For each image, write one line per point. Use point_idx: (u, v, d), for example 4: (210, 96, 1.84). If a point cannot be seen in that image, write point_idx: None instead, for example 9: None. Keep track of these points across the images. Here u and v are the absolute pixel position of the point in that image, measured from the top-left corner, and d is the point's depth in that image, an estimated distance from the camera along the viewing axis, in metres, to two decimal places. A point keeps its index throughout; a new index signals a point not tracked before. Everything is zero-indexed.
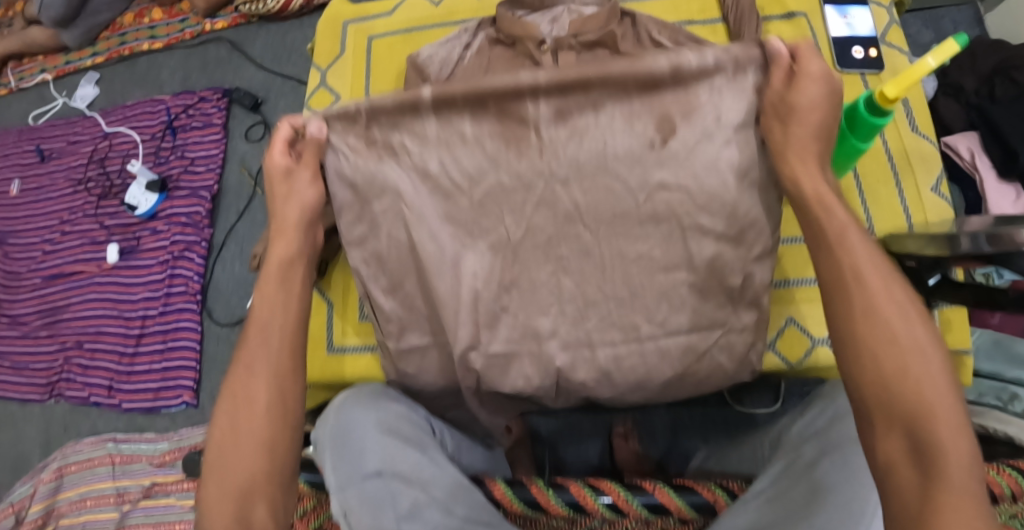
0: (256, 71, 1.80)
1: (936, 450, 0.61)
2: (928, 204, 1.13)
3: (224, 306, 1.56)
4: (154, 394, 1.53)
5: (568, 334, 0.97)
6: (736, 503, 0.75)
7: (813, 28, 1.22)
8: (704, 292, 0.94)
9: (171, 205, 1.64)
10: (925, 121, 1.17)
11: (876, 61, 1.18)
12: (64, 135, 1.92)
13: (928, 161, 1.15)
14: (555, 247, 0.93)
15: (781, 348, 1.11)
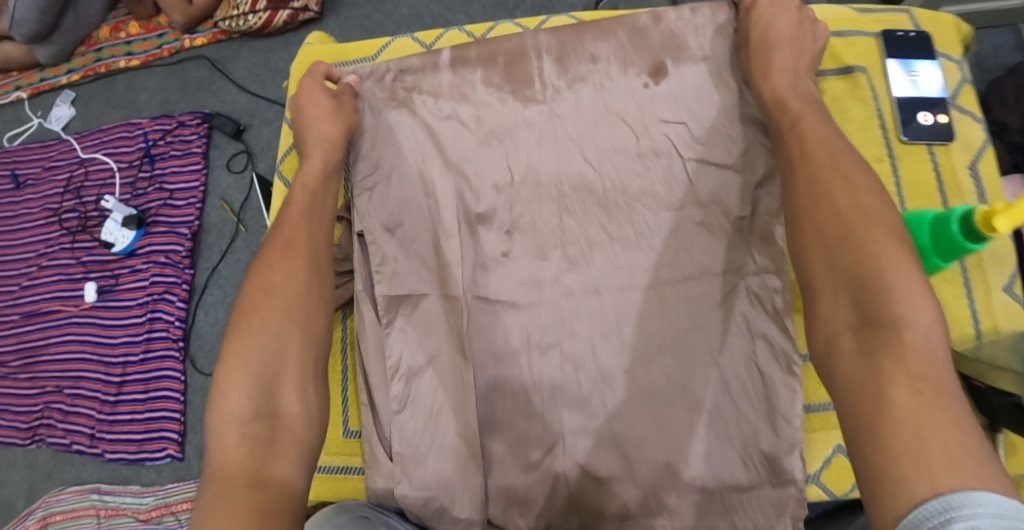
0: (238, 93, 1.70)
1: (890, 319, 0.65)
2: (999, 307, 0.95)
3: (207, 354, 1.48)
4: (137, 446, 1.46)
5: (571, 281, 0.92)
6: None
7: (872, 87, 1.06)
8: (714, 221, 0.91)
9: (149, 242, 1.55)
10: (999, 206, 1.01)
11: (947, 131, 1.04)
12: (39, 160, 1.83)
13: (1002, 259, 0.96)
14: (555, 183, 0.95)
15: (825, 481, 0.95)
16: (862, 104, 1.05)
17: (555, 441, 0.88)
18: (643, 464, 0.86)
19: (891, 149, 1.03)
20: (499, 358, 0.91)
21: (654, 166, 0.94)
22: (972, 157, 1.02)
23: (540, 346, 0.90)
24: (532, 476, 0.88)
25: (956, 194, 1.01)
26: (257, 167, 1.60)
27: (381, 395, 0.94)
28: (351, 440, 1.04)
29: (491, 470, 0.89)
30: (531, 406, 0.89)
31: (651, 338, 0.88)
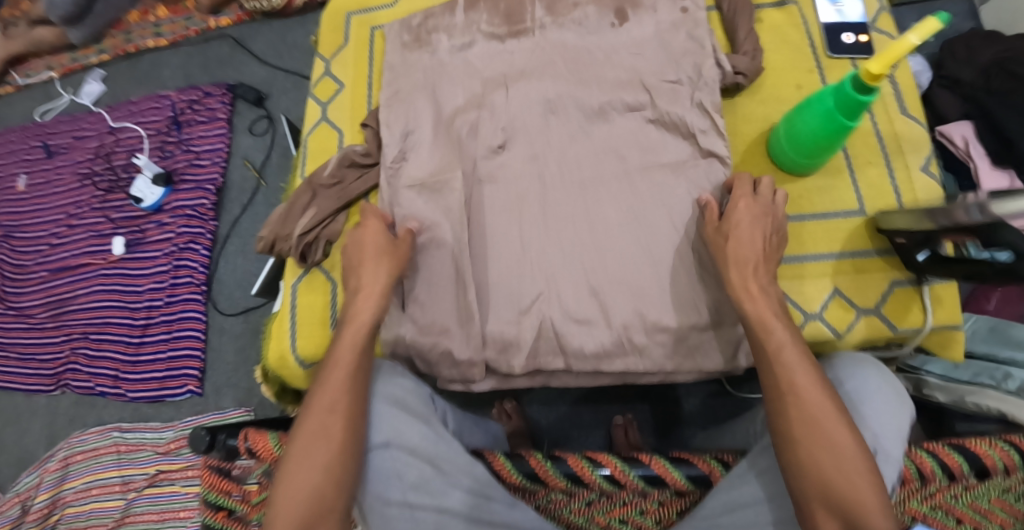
0: (259, 66, 1.83)
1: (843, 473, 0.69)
2: (919, 184, 1.00)
3: (228, 298, 1.59)
4: (159, 383, 1.56)
5: (545, 154, 0.92)
6: (734, 470, 0.75)
7: (805, 16, 1.10)
8: (708, 105, 0.92)
9: (176, 198, 1.67)
10: (912, 103, 1.05)
11: (866, 46, 1.07)
12: (70, 131, 1.94)
13: (918, 143, 1.02)
14: (540, 68, 0.96)
15: (826, 319, 0.96)
16: (797, 32, 1.09)
17: (543, 287, 0.87)
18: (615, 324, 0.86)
19: (819, 64, 1.06)
20: (485, 218, 0.90)
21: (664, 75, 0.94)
22: (890, 67, 1.08)
23: (519, 210, 0.90)
24: (519, 318, 0.87)
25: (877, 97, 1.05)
26: (277, 129, 1.73)
27: None
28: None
29: (487, 317, 0.87)
30: (523, 258, 0.88)
31: (622, 211, 0.89)
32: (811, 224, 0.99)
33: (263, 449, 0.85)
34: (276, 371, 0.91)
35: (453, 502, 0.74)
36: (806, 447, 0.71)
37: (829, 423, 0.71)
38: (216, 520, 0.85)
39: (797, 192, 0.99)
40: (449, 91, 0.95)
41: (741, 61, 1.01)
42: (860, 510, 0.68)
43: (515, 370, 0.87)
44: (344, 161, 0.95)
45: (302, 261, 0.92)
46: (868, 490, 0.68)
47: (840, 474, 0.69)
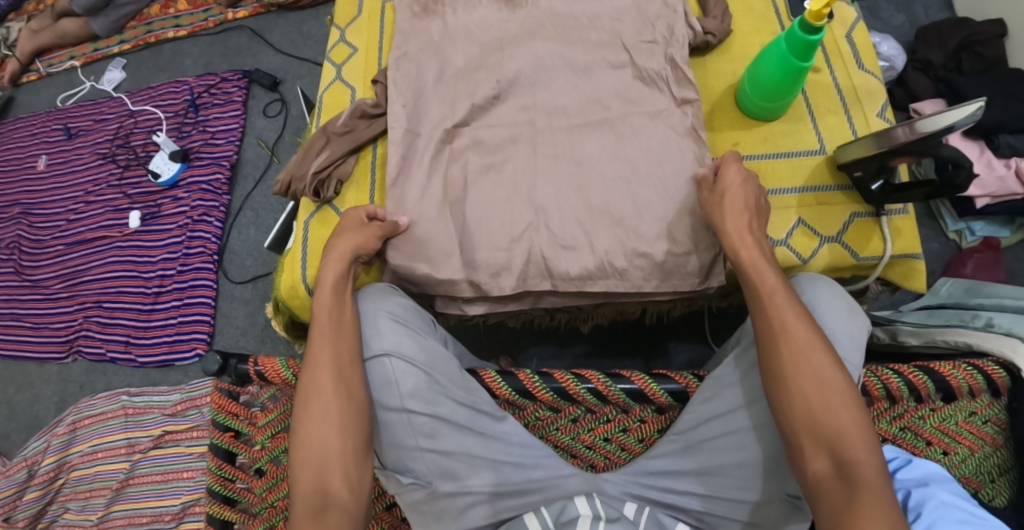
0: (275, 55, 1.92)
1: (838, 427, 0.73)
2: (875, 128, 1.07)
3: (238, 266, 1.67)
4: (169, 347, 1.62)
5: (534, 104, 0.98)
6: (706, 381, 0.84)
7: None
8: (679, 59, 0.99)
9: (191, 174, 1.77)
10: (869, 59, 1.13)
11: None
12: (90, 114, 2.02)
13: (874, 94, 1.10)
14: (531, 25, 1.01)
15: (792, 246, 1.01)
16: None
17: (533, 218, 0.92)
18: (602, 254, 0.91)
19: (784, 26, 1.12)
20: (484, 158, 0.96)
21: (645, 36, 1.01)
22: (848, 30, 1.15)
23: (512, 148, 0.96)
24: (511, 245, 0.92)
25: (836, 54, 1.12)
26: (290, 111, 1.82)
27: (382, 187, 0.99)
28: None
29: (475, 245, 0.91)
30: (515, 192, 0.93)
31: (606, 149, 0.95)
32: (774, 162, 1.05)
33: (273, 371, 0.89)
34: (286, 302, 0.98)
35: (446, 411, 0.82)
36: (796, 381, 0.75)
37: (814, 357, 0.75)
38: (224, 439, 0.91)
39: (768, 140, 1.06)
40: (450, 49, 1.01)
41: (710, 23, 1.08)
42: (843, 441, 0.72)
43: (505, 291, 0.92)
44: (354, 113, 1.02)
45: (315, 197, 0.98)
46: (848, 418, 0.73)
47: (826, 408, 0.73)
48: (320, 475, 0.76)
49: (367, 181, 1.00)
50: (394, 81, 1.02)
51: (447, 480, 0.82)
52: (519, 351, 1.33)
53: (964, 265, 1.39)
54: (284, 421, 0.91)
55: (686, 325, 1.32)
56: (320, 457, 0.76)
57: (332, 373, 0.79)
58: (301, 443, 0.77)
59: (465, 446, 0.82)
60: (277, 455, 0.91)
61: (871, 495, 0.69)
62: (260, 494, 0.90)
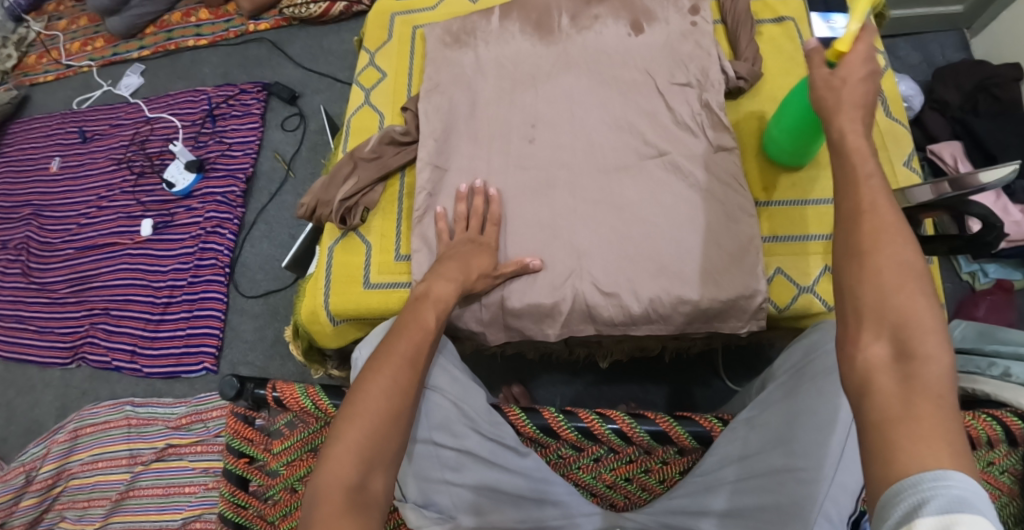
0: (294, 69, 1.92)
1: (912, 319, 0.61)
2: (901, 176, 1.08)
3: (250, 280, 1.66)
4: (176, 359, 1.61)
5: (566, 143, 0.97)
6: (730, 425, 0.84)
7: (800, 31, 1.16)
8: (714, 105, 0.98)
9: (206, 185, 1.77)
10: (897, 106, 1.13)
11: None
12: (106, 118, 2.01)
13: (901, 141, 1.10)
14: (565, 62, 1.01)
15: (819, 292, 1.00)
16: (792, 43, 1.15)
17: (575, 265, 0.91)
18: (631, 299, 0.90)
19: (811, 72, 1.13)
20: (519, 199, 0.94)
21: (677, 78, 1.00)
22: (877, 77, 1.15)
23: (547, 191, 0.94)
24: (554, 291, 0.91)
25: None
26: (308, 126, 1.82)
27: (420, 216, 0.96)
28: (402, 263, 0.96)
29: (508, 290, 0.91)
30: (555, 236, 0.92)
31: (640, 191, 0.94)
32: (801, 208, 1.04)
33: (292, 398, 0.88)
34: (306, 326, 0.98)
35: (472, 444, 0.81)
36: (873, 258, 0.64)
37: (899, 232, 0.65)
38: (237, 465, 0.90)
39: (795, 185, 1.05)
40: (484, 84, 1.01)
41: (742, 66, 1.09)
42: (916, 335, 0.61)
43: (548, 337, 0.92)
44: (384, 139, 1.01)
45: (342, 223, 0.98)
46: (931, 309, 0.62)
47: (899, 290, 0.63)
48: (365, 471, 0.69)
49: (394, 210, 1.00)
50: (427, 113, 1.01)
51: (469, 513, 0.80)
52: (530, 378, 1.33)
53: (977, 306, 1.39)
54: (301, 448, 0.89)
55: (704, 362, 1.30)
56: (371, 452, 0.69)
57: (404, 367, 0.74)
58: (345, 439, 0.69)
59: (489, 481, 0.80)
60: (294, 483, 0.89)
61: (936, 411, 0.58)
62: (273, 522, 0.89)
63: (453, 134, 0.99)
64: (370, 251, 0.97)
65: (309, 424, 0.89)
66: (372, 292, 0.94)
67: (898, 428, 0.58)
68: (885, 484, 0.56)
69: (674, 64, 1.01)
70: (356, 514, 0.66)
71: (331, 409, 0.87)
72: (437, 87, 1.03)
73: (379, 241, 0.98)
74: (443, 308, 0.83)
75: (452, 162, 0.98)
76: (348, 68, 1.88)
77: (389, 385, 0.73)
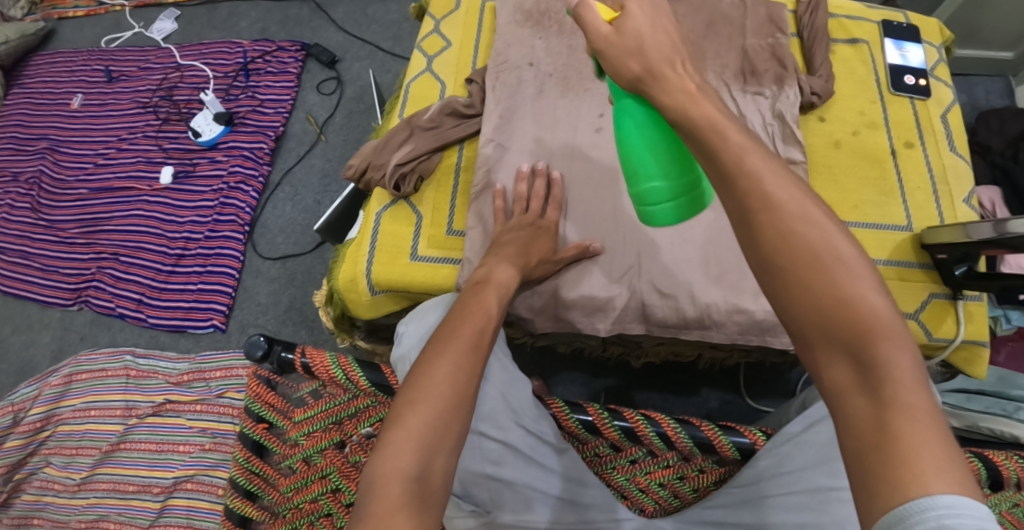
0: (336, 32, 1.87)
1: (859, 320, 0.56)
2: (962, 215, 0.99)
3: (268, 242, 1.61)
4: (184, 313, 1.56)
5: None
6: (775, 437, 0.79)
7: (874, 55, 1.09)
8: (788, 116, 0.95)
9: (233, 138, 1.72)
10: (963, 141, 1.05)
11: (925, 88, 1.07)
12: (135, 61, 1.96)
13: (964, 179, 1.02)
14: None
15: None
16: (863, 66, 1.08)
17: (635, 261, 0.88)
18: (689, 303, 0.86)
19: (882, 96, 1.06)
20: (582, 187, 0.91)
21: (748, 88, 0.97)
22: (943, 110, 1.06)
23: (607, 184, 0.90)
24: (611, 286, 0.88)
25: (930, 132, 1.04)
26: (344, 91, 1.77)
27: (483, 194, 0.92)
28: (453, 238, 0.92)
29: (564, 280, 0.88)
30: (617, 230, 0.89)
31: None
32: (861, 231, 0.98)
33: (322, 368, 0.84)
34: (341, 294, 0.94)
35: (515, 438, 0.78)
36: (795, 274, 0.58)
37: (809, 226, 0.58)
38: (255, 430, 0.86)
39: (856, 206, 0.99)
40: (550, 68, 0.97)
41: (817, 81, 1.02)
42: (870, 340, 0.55)
43: (598, 332, 0.89)
44: (443, 108, 0.98)
45: (394, 190, 0.93)
46: (876, 302, 0.56)
47: (830, 287, 0.57)
48: (425, 461, 0.64)
49: (448, 182, 0.96)
50: (494, 88, 0.96)
51: (504, 509, 0.78)
52: (549, 373, 1.29)
53: (999, 352, 1.32)
54: (324, 420, 0.85)
55: (726, 375, 1.27)
56: (430, 440, 0.65)
57: (467, 352, 0.71)
58: (405, 425, 0.65)
59: (528, 477, 0.78)
60: (311, 455, 0.85)
61: (918, 420, 0.52)
62: (286, 493, 0.85)
63: (518, 114, 0.95)
64: (421, 223, 0.93)
65: (337, 395, 0.85)
66: (419, 266, 0.90)
67: (879, 451, 0.52)
68: (871, 520, 0.50)
69: (751, 72, 0.98)
70: (414, 509, 0.61)
71: (364, 382, 0.83)
72: (506, 63, 0.98)
73: (431, 214, 0.94)
74: (505, 294, 0.79)
75: (513, 142, 0.94)
76: (391, 38, 1.83)
77: (453, 370, 0.69)
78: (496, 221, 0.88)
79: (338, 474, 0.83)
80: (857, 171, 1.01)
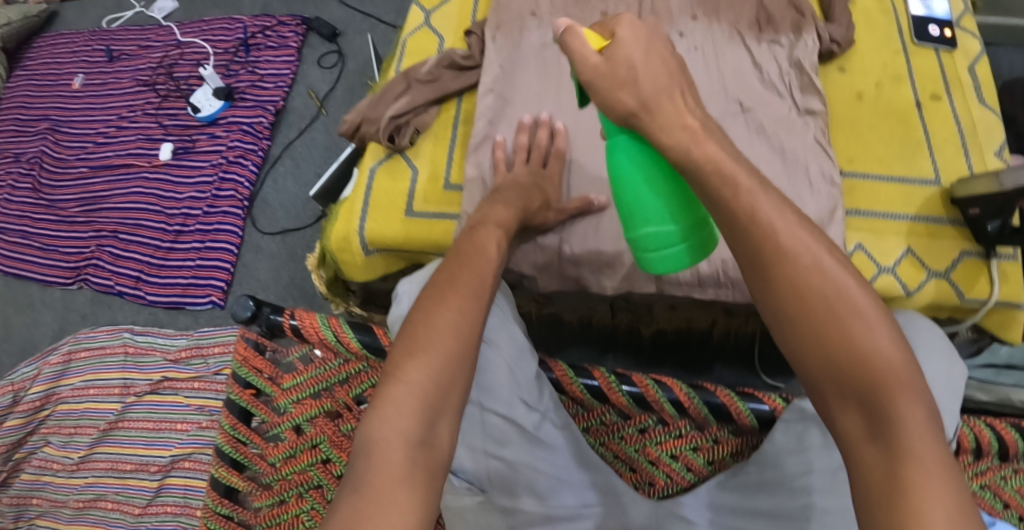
0: (338, 6, 1.83)
1: (872, 371, 0.53)
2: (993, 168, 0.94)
3: (268, 217, 1.58)
4: (182, 290, 1.53)
5: None
6: (795, 405, 0.73)
7: (896, 5, 1.04)
8: (806, 64, 0.90)
9: (233, 114, 1.69)
10: (992, 93, 0.99)
11: (950, 38, 1.01)
12: (136, 39, 1.93)
13: (994, 132, 0.96)
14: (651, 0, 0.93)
15: (898, 277, 0.89)
16: (885, 16, 1.03)
17: None
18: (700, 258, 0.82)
19: (905, 47, 1.01)
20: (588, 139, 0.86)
21: (764, 36, 0.92)
22: (970, 62, 1.00)
23: None
24: (617, 241, 0.83)
25: (957, 84, 0.98)
26: (346, 65, 1.73)
27: (483, 146, 0.88)
28: (451, 193, 0.88)
29: (567, 236, 0.84)
30: None
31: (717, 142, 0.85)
32: (887, 185, 0.93)
33: (312, 330, 0.80)
34: (335, 255, 0.90)
35: (519, 415, 0.74)
36: (806, 323, 0.55)
37: (822, 275, 0.55)
38: (242, 396, 0.82)
39: (878, 160, 0.94)
40: (553, 16, 0.92)
41: (836, 29, 0.97)
42: (884, 391, 0.52)
43: (605, 290, 0.85)
44: (441, 61, 0.94)
45: (388, 142, 0.90)
46: (891, 354, 0.53)
47: (843, 337, 0.54)
48: (427, 423, 0.60)
49: (446, 135, 0.92)
50: (494, 38, 0.92)
51: (502, 490, 0.73)
52: (556, 348, 1.24)
53: None
54: (314, 386, 0.82)
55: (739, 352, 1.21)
56: (433, 397, 0.61)
57: (470, 299, 0.66)
58: (404, 381, 0.61)
59: (530, 457, 0.73)
60: (300, 423, 0.81)
61: (931, 474, 0.49)
62: (273, 464, 0.81)
63: (520, 64, 0.91)
64: (417, 177, 0.89)
65: (328, 360, 0.82)
66: (415, 221, 0.86)
67: (891, 505, 0.49)
68: None
69: (766, 20, 0.92)
70: (414, 471, 0.57)
71: (354, 344, 0.78)
72: (507, 11, 0.93)
73: (428, 168, 0.90)
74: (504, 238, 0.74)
75: (514, 93, 0.90)
76: (394, 10, 1.79)
77: (456, 318, 0.64)
78: (496, 172, 0.84)
79: (327, 442, 0.80)
80: (879, 125, 0.96)
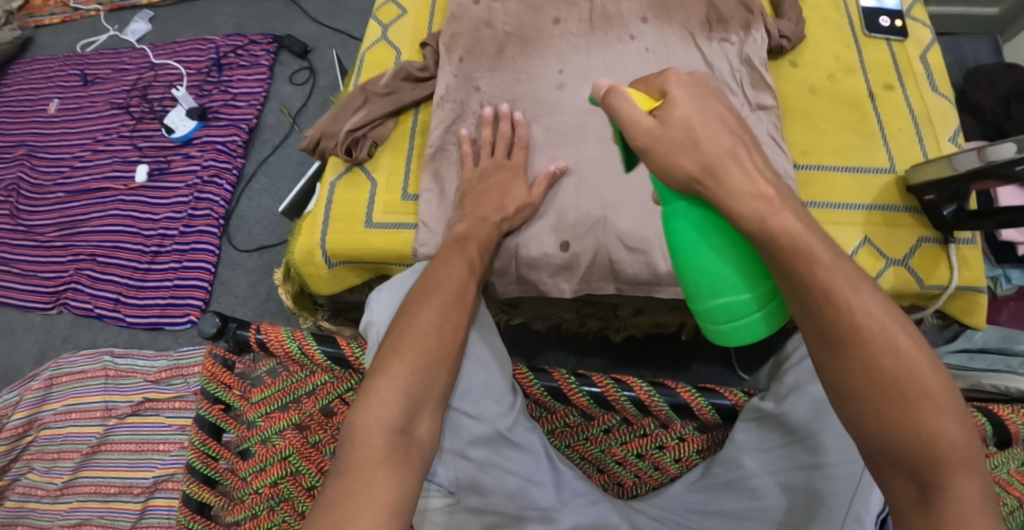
0: (309, 23, 1.84)
1: (934, 449, 0.53)
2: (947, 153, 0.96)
3: (245, 234, 1.59)
4: (160, 311, 1.54)
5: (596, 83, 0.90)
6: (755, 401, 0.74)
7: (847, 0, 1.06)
8: (756, 60, 0.93)
9: (207, 133, 1.70)
10: (944, 81, 1.01)
11: (900, 29, 1.04)
12: (109, 63, 1.93)
13: (948, 117, 0.98)
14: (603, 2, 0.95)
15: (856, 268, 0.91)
16: (837, 11, 1.05)
17: (602, 215, 0.84)
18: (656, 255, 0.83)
19: (856, 40, 1.03)
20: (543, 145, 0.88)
21: (714, 36, 0.94)
22: (922, 51, 1.03)
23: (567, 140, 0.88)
24: (575, 241, 0.85)
25: (909, 73, 1.01)
26: (319, 79, 1.75)
27: (440, 156, 0.90)
28: (409, 203, 0.90)
29: (527, 239, 0.86)
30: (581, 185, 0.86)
31: None
32: (841, 176, 0.95)
33: (277, 343, 0.81)
34: (300, 268, 0.92)
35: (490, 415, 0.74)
36: (869, 400, 0.55)
37: (894, 354, 0.55)
38: (211, 411, 0.83)
39: (835, 151, 0.96)
40: (508, 24, 0.94)
41: (786, 25, 1.00)
42: (942, 467, 0.53)
43: (564, 292, 0.87)
44: (399, 74, 0.96)
45: (347, 156, 0.92)
46: (955, 433, 0.53)
47: (905, 414, 0.54)
48: (409, 415, 0.65)
49: (404, 147, 0.94)
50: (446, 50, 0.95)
51: (471, 492, 0.72)
52: (533, 354, 1.25)
53: None
54: (282, 399, 0.82)
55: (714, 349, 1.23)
56: (415, 393, 0.66)
57: (452, 304, 0.72)
58: (390, 374, 0.66)
59: (501, 458, 0.73)
60: (271, 436, 0.82)
61: None
62: (244, 478, 0.82)
63: (479, 70, 0.93)
64: (376, 189, 0.92)
65: (294, 372, 0.83)
66: (376, 232, 0.88)
67: None
68: None
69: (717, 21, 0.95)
70: (394, 462, 0.62)
71: (319, 356, 0.80)
72: (464, 21, 0.95)
73: (386, 179, 0.92)
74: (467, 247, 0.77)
75: (471, 100, 0.92)
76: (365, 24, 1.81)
77: (439, 320, 0.70)
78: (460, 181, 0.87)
79: (296, 454, 0.80)
80: (835, 113, 0.98)
